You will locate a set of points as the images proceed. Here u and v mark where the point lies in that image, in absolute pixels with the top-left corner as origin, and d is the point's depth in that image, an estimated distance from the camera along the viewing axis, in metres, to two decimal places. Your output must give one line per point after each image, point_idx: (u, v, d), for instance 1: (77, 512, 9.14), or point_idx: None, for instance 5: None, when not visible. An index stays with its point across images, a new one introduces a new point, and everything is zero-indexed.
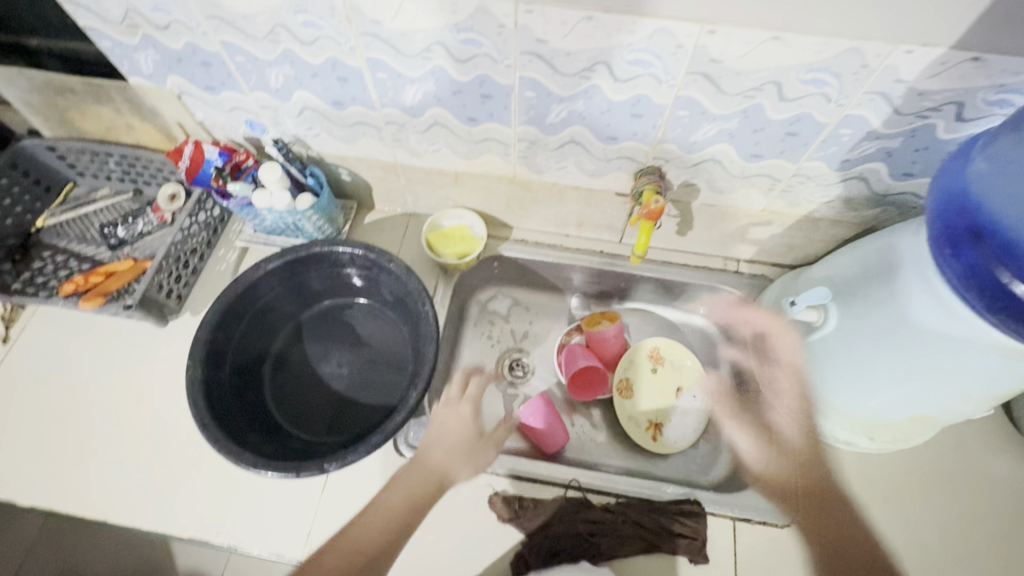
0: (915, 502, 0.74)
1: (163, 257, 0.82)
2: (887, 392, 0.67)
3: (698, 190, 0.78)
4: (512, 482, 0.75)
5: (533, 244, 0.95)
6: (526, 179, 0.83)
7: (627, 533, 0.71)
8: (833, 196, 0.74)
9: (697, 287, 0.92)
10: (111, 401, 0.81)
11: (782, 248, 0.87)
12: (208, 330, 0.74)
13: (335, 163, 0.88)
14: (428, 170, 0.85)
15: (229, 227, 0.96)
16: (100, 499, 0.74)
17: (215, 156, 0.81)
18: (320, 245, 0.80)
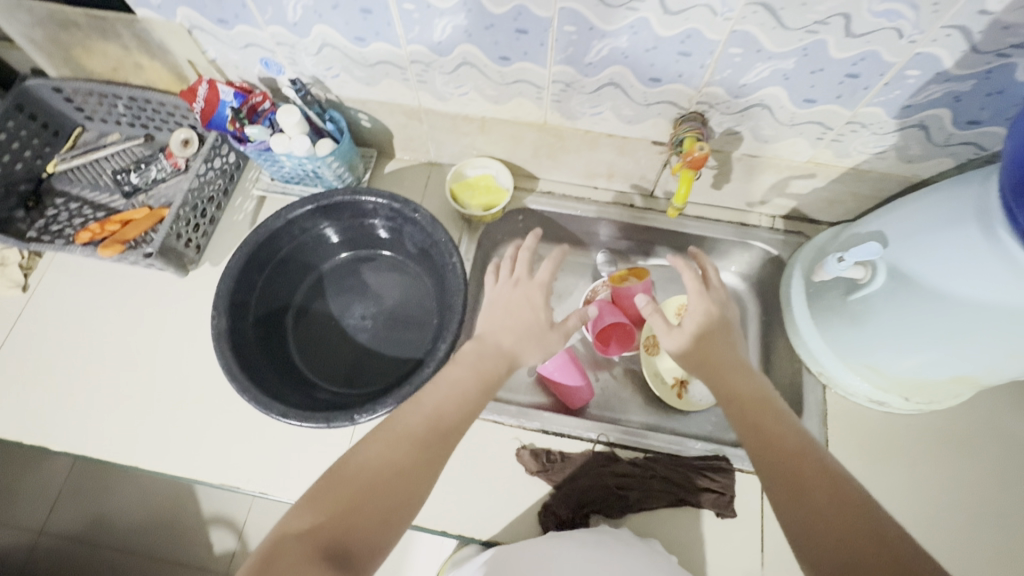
0: (947, 463, 0.73)
1: (180, 205, 0.79)
2: (931, 352, 0.64)
3: (741, 139, 0.73)
4: (539, 436, 0.75)
5: (560, 197, 0.92)
6: (557, 126, 0.78)
7: (655, 487, 0.71)
8: (886, 147, 0.69)
9: (729, 243, 0.89)
10: (136, 350, 0.81)
11: (822, 203, 0.83)
12: (231, 279, 0.72)
13: (354, 107, 0.83)
14: (453, 115, 0.81)
15: (245, 175, 0.92)
16: (131, 445, 0.75)
17: (229, 97, 0.76)
18: (342, 193, 0.76)
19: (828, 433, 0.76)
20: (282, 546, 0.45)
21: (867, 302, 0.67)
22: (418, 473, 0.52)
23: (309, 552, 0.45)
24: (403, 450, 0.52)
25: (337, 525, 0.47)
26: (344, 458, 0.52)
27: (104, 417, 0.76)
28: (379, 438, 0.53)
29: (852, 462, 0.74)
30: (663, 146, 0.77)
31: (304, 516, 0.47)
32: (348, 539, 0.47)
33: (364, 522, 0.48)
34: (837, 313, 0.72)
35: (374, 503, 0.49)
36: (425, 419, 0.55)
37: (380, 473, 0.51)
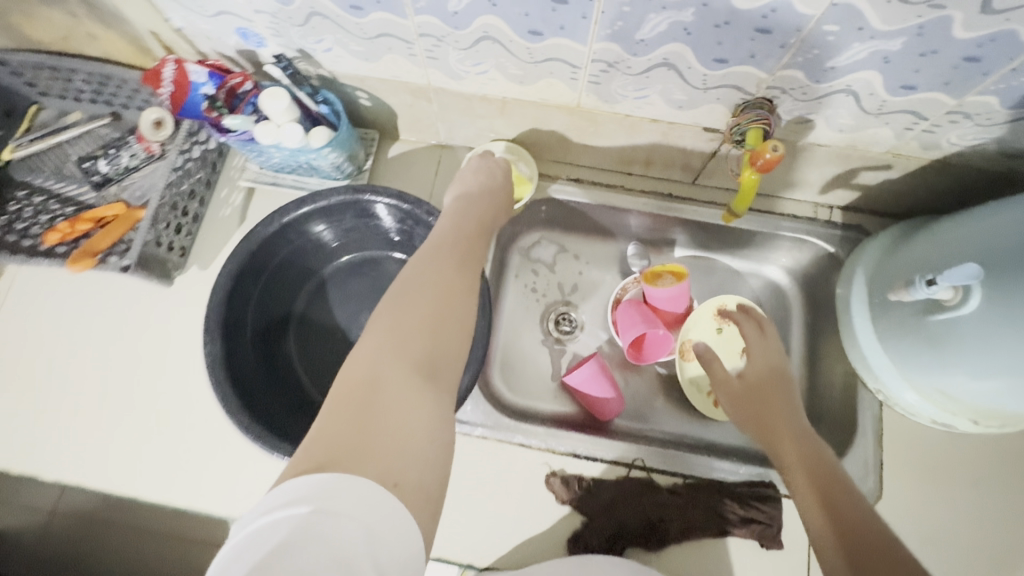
0: (1010, 488, 0.68)
1: (159, 205, 0.69)
2: (997, 377, 0.56)
3: (812, 128, 0.62)
4: (570, 460, 0.69)
5: (588, 184, 0.81)
6: (591, 110, 0.67)
7: (697, 519, 0.66)
8: (986, 139, 0.59)
9: (778, 237, 0.80)
10: (121, 367, 0.73)
11: (891, 195, 0.73)
12: (222, 297, 0.63)
13: (351, 85, 0.71)
14: (468, 96, 0.69)
15: (229, 162, 0.81)
16: (126, 474, 0.69)
17: (203, 79, 0.64)
18: (345, 192, 0.66)
19: (882, 453, 0.71)
20: (371, 375, 0.44)
21: (949, 326, 0.58)
22: (461, 292, 0.54)
23: (401, 375, 0.45)
24: (446, 272, 0.55)
25: (412, 342, 0.47)
26: (389, 299, 0.51)
27: (93, 443, 0.70)
28: (421, 267, 0.55)
29: (907, 485, 0.69)
30: (717, 133, 0.66)
31: (373, 347, 0.46)
32: (428, 359, 0.47)
33: (433, 339, 0.48)
34: (908, 332, 0.64)
35: (432, 318, 0.50)
36: (450, 249, 0.59)
37: (435, 300, 0.51)
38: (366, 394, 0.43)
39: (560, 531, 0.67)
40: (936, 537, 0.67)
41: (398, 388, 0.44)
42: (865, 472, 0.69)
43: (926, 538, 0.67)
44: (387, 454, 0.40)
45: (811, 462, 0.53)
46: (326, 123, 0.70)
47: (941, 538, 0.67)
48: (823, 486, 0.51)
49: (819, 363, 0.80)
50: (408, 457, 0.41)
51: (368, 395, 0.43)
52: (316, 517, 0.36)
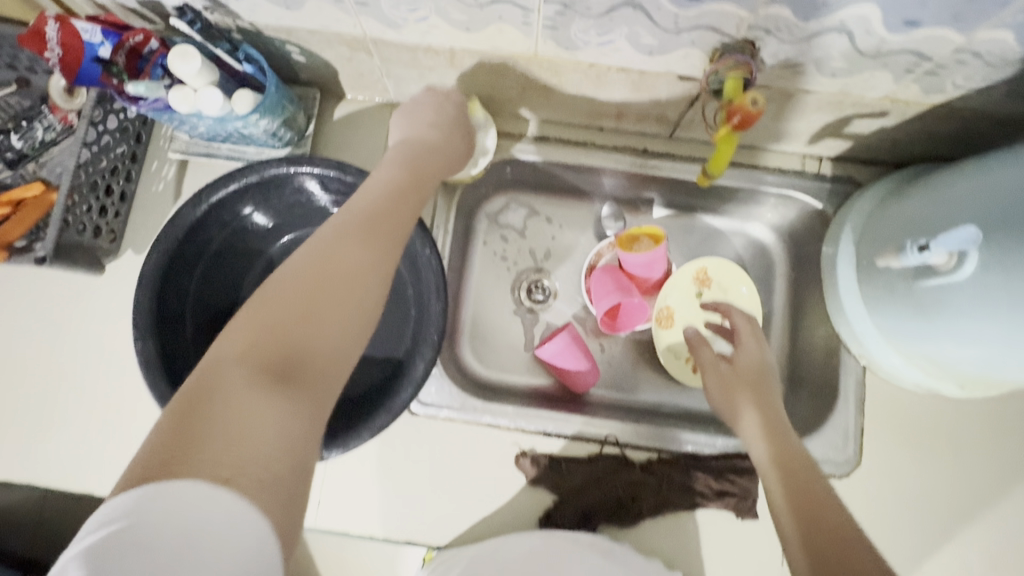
0: (993, 449, 0.66)
1: (72, 188, 0.61)
2: (981, 347, 0.53)
3: (800, 73, 0.55)
4: (540, 439, 0.67)
5: (556, 142, 0.74)
6: (551, 59, 0.59)
7: (671, 495, 0.64)
8: (996, 80, 0.52)
9: (762, 193, 0.74)
10: (60, 362, 0.68)
11: (886, 143, 0.67)
12: (150, 289, 0.57)
13: (278, 38, 0.62)
14: (412, 47, 0.60)
15: (155, 131, 0.72)
16: (78, 472, 0.66)
17: (97, 38, 0.54)
18: (277, 165, 0.59)
19: (863, 419, 0.68)
20: (218, 375, 0.35)
21: (941, 294, 0.53)
22: (368, 262, 0.42)
23: (254, 374, 0.36)
24: (355, 239, 0.43)
25: (278, 337, 0.37)
26: (275, 272, 0.41)
27: (41, 442, 0.66)
28: (325, 232, 0.43)
29: (889, 449, 0.67)
30: (693, 82, 0.59)
31: (233, 339, 0.37)
32: (298, 356, 0.38)
33: (311, 330, 0.39)
34: (896, 297, 0.59)
35: (315, 300, 0.39)
36: (367, 203, 0.46)
37: (325, 275, 0.40)
38: (198, 393, 0.34)
39: (532, 512, 0.65)
40: (916, 501, 0.66)
41: (246, 392, 0.35)
42: (846, 439, 0.67)
43: (905, 502, 0.66)
44: (218, 465, 0.32)
45: (789, 462, 0.51)
46: (252, 85, 0.61)
47: (919, 501, 0.66)
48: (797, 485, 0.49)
49: (803, 325, 0.76)
50: (248, 471, 0.32)
51: (200, 399, 0.34)
52: (126, 535, 0.29)
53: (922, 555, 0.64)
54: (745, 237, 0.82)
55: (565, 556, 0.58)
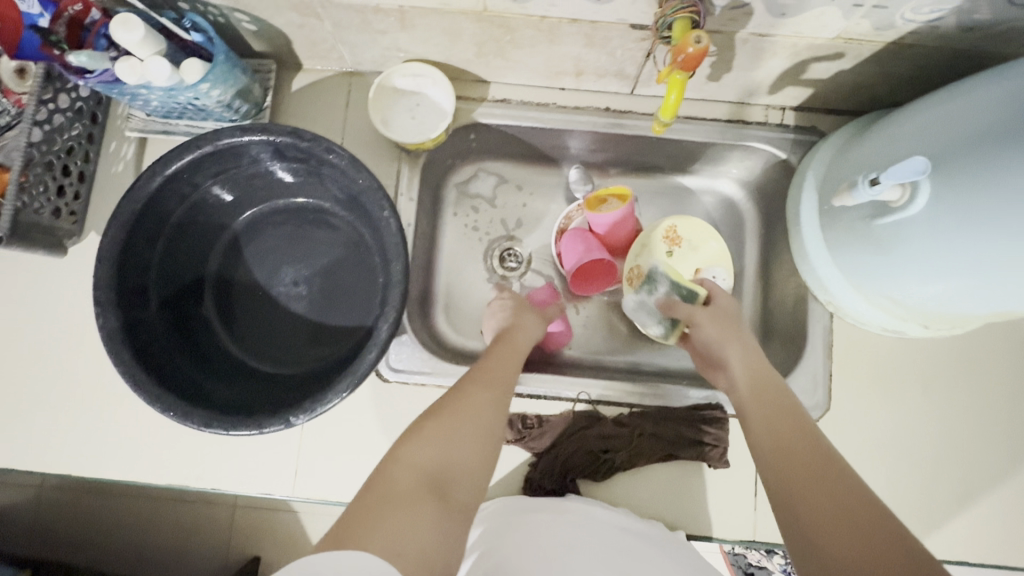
0: (956, 387, 0.68)
1: (26, 167, 0.61)
2: (948, 283, 0.53)
3: (750, 14, 0.54)
4: (513, 401, 0.67)
5: (518, 104, 0.73)
6: (502, 13, 0.58)
7: (644, 448, 0.65)
8: (945, 11, 0.52)
9: (727, 148, 0.73)
10: (30, 346, 0.68)
11: (845, 88, 0.67)
12: (110, 264, 0.57)
13: (226, 6, 0.61)
14: (361, 8, 0.60)
15: (111, 111, 0.72)
16: (56, 454, 0.66)
17: (37, 9, 0.54)
18: (230, 133, 0.58)
19: (832, 364, 0.69)
20: (390, 481, 0.44)
21: (898, 229, 0.54)
22: (497, 420, 0.51)
23: (416, 484, 0.44)
24: (490, 392, 0.53)
25: (432, 458, 0.46)
26: (443, 401, 0.51)
27: (14, 426, 0.66)
28: (471, 383, 0.53)
29: (857, 393, 0.68)
30: (646, 31, 0.58)
31: (407, 449, 0.46)
32: (449, 475, 0.46)
33: (459, 451, 0.47)
34: (857, 239, 0.59)
35: (465, 442, 0.48)
36: (491, 367, 0.56)
37: (469, 418, 0.50)
38: (376, 502, 0.42)
39: (508, 471, 0.65)
40: (883, 441, 0.67)
41: (410, 502, 0.42)
42: (815, 385, 0.68)
43: (874, 443, 0.67)
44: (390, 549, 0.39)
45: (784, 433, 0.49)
46: (202, 55, 0.60)
47: (888, 441, 0.67)
48: (792, 457, 0.46)
49: (774, 277, 0.77)
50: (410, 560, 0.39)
51: (379, 504, 0.42)
52: None
53: (892, 492, 0.66)
54: (715, 195, 0.81)
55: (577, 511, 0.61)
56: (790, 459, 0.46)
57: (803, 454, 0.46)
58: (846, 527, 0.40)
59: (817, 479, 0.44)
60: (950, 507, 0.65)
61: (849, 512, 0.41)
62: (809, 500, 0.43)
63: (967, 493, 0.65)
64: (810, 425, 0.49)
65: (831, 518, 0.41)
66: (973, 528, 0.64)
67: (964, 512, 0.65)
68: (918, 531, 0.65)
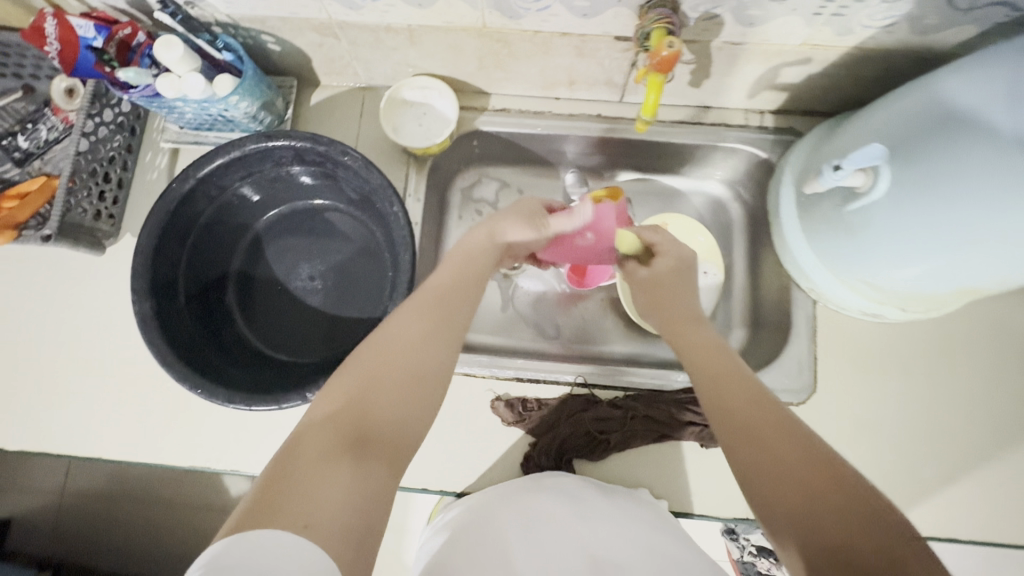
0: (934, 368, 0.72)
1: (74, 173, 0.68)
2: (919, 264, 0.57)
3: (722, 25, 0.61)
4: (514, 385, 0.71)
5: (516, 113, 0.79)
6: (499, 29, 0.65)
7: (638, 428, 0.68)
8: (897, 17, 0.57)
9: (712, 149, 0.79)
10: (68, 338, 0.74)
11: (818, 92, 0.72)
12: (147, 257, 0.63)
13: (254, 28, 0.68)
14: (374, 28, 0.67)
15: (149, 125, 0.79)
16: (88, 437, 0.71)
17: (91, 33, 0.62)
18: (256, 138, 0.65)
19: (816, 349, 0.73)
20: (305, 436, 0.42)
21: (866, 214, 0.58)
22: (434, 359, 0.50)
23: (333, 438, 0.42)
24: (426, 330, 0.51)
25: (352, 406, 0.45)
26: (366, 347, 0.50)
27: (52, 412, 0.72)
28: (398, 318, 0.52)
29: (841, 376, 0.72)
30: (629, 42, 0.65)
31: (323, 405, 0.45)
32: (373, 425, 0.44)
33: (379, 399, 0.46)
34: (831, 226, 0.64)
35: (392, 390, 0.47)
36: (432, 298, 0.55)
37: (398, 360, 0.48)
38: (288, 461, 0.40)
39: (509, 451, 0.69)
40: (866, 421, 0.70)
41: (329, 457, 0.40)
42: (801, 368, 0.71)
43: (857, 423, 0.71)
44: (296, 514, 0.36)
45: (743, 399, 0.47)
46: (232, 71, 0.67)
47: (871, 421, 0.71)
48: (757, 430, 0.44)
49: (760, 271, 0.81)
50: (324, 518, 0.37)
51: (289, 465, 0.40)
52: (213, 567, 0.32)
53: (875, 469, 0.69)
54: (704, 195, 0.86)
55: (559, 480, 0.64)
56: (753, 431, 0.44)
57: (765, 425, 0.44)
58: (817, 491, 0.39)
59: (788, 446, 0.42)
60: (931, 482, 0.68)
61: (814, 481, 0.39)
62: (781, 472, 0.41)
63: (946, 469, 0.69)
64: (740, 366, 0.51)
65: (797, 468, 0.40)
66: (953, 501, 0.68)
67: (944, 487, 0.68)
68: (901, 504, 0.68)
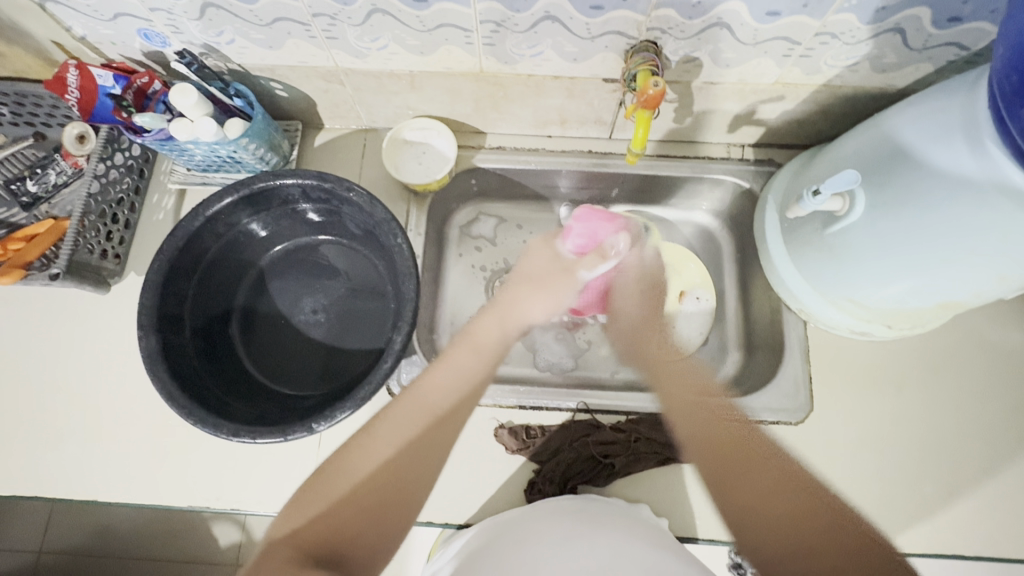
0: (925, 386, 0.74)
1: (84, 214, 0.69)
2: (902, 281, 0.61)
3: (700, 67, 0.66)
4: (518, 413, 0.72)
5: (511, 151, 0.83)
6: (496, 74, 0.70)
7: (641, 451, 0.69)
8: (859, 57, 0.63)
9: (698, 182, 0.83)
10: (67, 378, 0.74)
11: (792, 126, 0.77)
12: (155, 292, 0.64)
13: (263, 76, 0.73)
14: (378, 74, 0.71)
15: (157, 167, 0.82)
16: (85, 478, 0.70)
17: (110, 82, 0.67)
18: (263, 178, 0.67)
19: (810, 369, 0.75)
20: (269, 552, 0.43)
21: (846, 235, 0.62)
22: (414, 473, 0.50)
23: (294, 556, 0.43)
24: (410, 448, 0.51)
25: (317, 524, 0.45)
26: (348, 448, 0.51)
27: (47, 455, 0.70)
28: (379, 426, 0.52)
29: (835, 394, 0.74)
30: (616, 83, 0.70)
31: (288, 520, 0.46)
32: (336, 546, 0.45)
33: (346, 523, 0.46)
34: (814, 248, 0.67)
35: (357, 516, 0.47)
36: (416, 417, 0.53)
37: (362, 480, 0.48)
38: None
39: (511, 480, 0.70)
40: (860, 440, 0.72)
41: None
42: (797, 388, 0.73)
43: (855, 441, 0.72)
44: None
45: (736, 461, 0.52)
46: (242, 116, 0.71)
47: (866, 438, 0.72)
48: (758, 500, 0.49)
49: (750, 295, 0.84)
50: None
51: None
52: None
53: (873, 486, 0.70)
54: (692, 225, 0.90)
55: (552, 502, 0.63)
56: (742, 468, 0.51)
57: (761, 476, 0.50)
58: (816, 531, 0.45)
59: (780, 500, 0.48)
60: (932, 497, 0.69)
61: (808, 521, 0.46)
62: (766, 530, 0.47)
63: (944, 483, 0.70)
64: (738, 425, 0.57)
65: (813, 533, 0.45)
66: (955, 517, 0.69)
67: (944, 504, 0.69)
68: (905, 522, 0.69)
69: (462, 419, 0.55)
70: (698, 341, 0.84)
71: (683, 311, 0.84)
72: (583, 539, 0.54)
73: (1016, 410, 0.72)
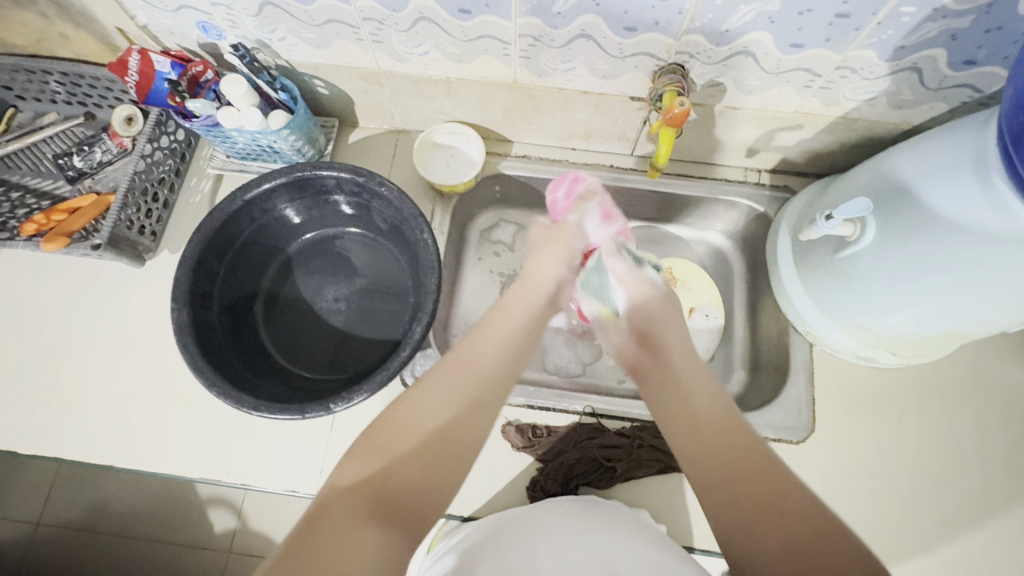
0: (928, 416, 0.75)
1: (128, 191, 0.73)
2: (909, 308, 0.63)
3: (724, 91, 0.69)
4: (525, 413, 0.74)
5: (536, 160, 0.87)
6: (528, 85, 0.73)
7: (643, 457, 0.71)
8: (877, 93, 0.66)
9: (714, 203, 0.86)
10: (95, 346, 0.76)
11: (809, 155, 0.80)
12: (189, 268, 0.67)
13: (308, 73, 0.77)
14: (416, 78, 0.75)
15: (197, 153, 0.86)
16: (104, 444, 0.72)
17: (166, 68, 0.71)
18: (301, 168, 0.71)
19: (814, 391, 0.76)
20: (333, 501, 0.42)
21: (856, 260, 0.64)
22: (469, 419, 0.49)
23: (359, 506, 0.41)
24: (460, 396, 0.50)
25: (383, 474, 0.44)
26: (398, 402, 0.49)
27: (70, 419, 0.73)
28: (428, 381, 0.51)
29: (838, 417, 0.75)
30: (642, 101, 0.73)
31: (348, 470, 0.44)
32: (398, 493, 0.43)
33: (407, 467, 0.45)
34: (825, 271, 0.69)
35: (418, 463, 0.45)
36: (470, 371, 0.52)
37: (421, 432, 0.47)
38: (314, 520, 0.40)
39: (514, 477, 0.71)
40: (860, 465, 0.73)
41: (352, 523, 0.40)
42: (800, 409, 0.74)
43: (856, 465, 0.73)
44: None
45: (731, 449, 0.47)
46: (285, 109, 0.75)
47: (867, 464, 0.73)
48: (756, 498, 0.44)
49: (758, 316, 0.86)
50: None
51: (311, 525, 0.40)
52: None
53: (871, 512, 0.71)
54: (706, 244, 0.92)
55: (553, 503, 0.64)
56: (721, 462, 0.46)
57: (762, 480, 0.44)
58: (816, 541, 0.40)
59: (783, 503, 0.43)
60: (929, 527, 0.70)
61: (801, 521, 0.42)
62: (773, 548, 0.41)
63: (942, 513, 0.71)
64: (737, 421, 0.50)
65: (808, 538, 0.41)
66: (951, 549, 0.69)
67: (942, 535, 0.70)
68: (902, 552, 0.69)
69: (515, 373, 0.55)
70: (705, 356, 0.85)
71: (692, 327, 0.87)
72: (586, 537, 0.56)
73: (1018, 446, 0.73)
